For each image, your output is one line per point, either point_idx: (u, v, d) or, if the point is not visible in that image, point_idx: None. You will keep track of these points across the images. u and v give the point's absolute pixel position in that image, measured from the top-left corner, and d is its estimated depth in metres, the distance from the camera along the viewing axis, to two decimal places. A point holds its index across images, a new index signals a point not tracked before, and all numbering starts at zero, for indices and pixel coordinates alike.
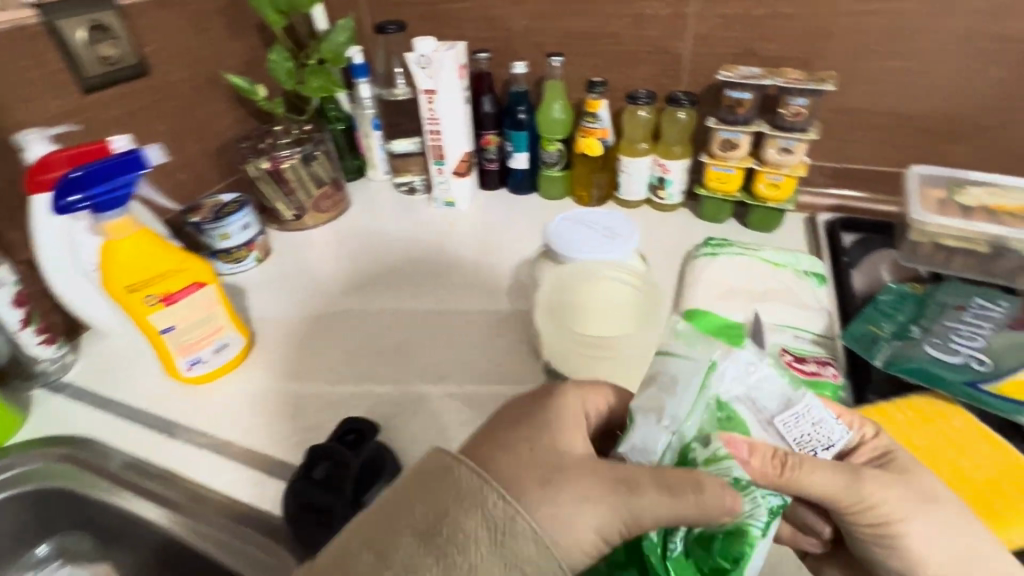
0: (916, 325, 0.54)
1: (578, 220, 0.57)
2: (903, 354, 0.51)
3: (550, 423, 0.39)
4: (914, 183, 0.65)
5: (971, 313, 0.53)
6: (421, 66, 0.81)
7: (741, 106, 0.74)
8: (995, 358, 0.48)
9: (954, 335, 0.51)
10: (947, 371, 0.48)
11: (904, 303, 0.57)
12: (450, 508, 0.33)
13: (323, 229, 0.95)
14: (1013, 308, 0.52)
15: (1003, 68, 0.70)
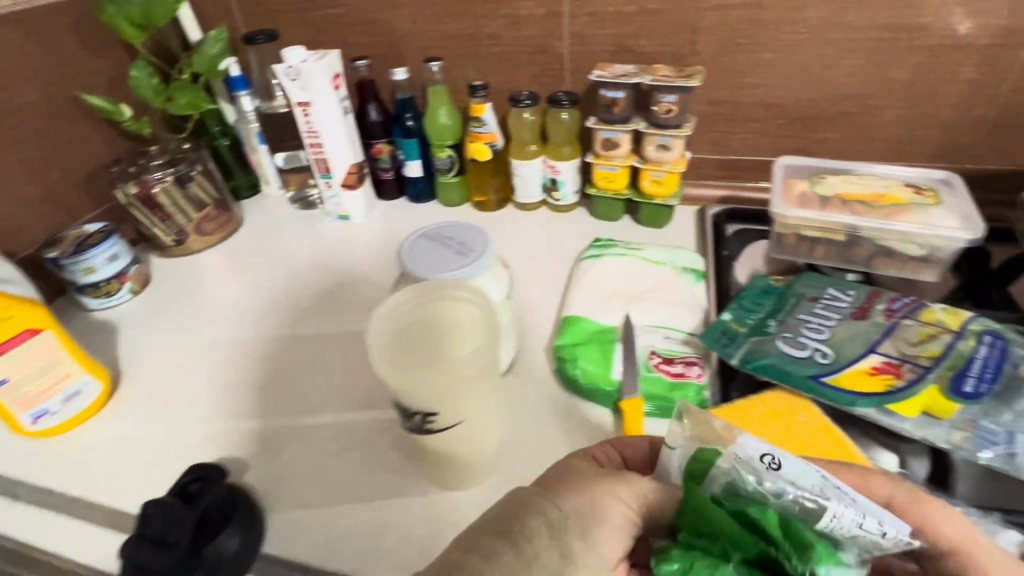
0: (772, 319, 0.54)
1: (434, 236, 0.56)
2: (757, 351, 0.51)
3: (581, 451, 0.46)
4: (779, 175, 0.66)
5: (820, 304, 0.54)
6: (291, 78, 0.78)
7: (616, 105, 0.74)
8: (837, 350, 0.49)
9: (803, 328, 0.52)
10: (793, 365, 0.49)
11: (764, 298, 0.57)
12: (519, 515, 0.38)
13: (211, 252, 0.90)
14: (858, 297, 0.54)
15: (858, 56, 0.71)
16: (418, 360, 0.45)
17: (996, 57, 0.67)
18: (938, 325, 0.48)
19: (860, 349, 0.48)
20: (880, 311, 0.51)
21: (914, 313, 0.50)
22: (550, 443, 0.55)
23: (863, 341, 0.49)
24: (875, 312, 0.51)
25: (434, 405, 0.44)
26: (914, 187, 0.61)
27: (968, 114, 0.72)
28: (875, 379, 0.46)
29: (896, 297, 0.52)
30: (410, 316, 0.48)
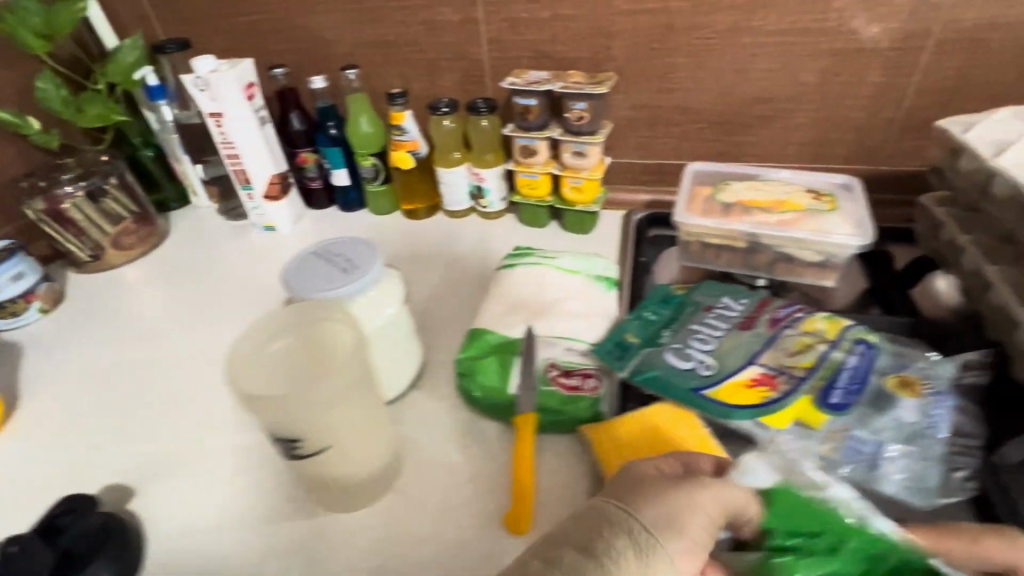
0: (666, 329, 0.55)
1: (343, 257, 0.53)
2: (647, 363, 0.52)
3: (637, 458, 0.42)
4: (686, 182, 0.66)
5: (712, 313, 0.55)
6: (201, 88, 0.77)
7: (530, 112, 0.73)
8: (719, 362, 0.50)
9: (692, 339, 0.53)
10: (677, 377, 0.50)
11: (662, 306, 0.57)
12: (596, 534, 0.35)
13: (133, 266, 0.88)
14: (748, 306, 0.55)
15: (768, 60, 0.71)
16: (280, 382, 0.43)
17: (899, 60, 0.68)
18: (816, 336, 0.51)
19: (741, 360, 0.50)
20: (764, 321, 0.53)
21: (795, 323, 0.52)
22: (446, 460, 0.54)
23: (746, 353, 0.50)
24: (760, 322, 0.53)
25: (303, 428, 0.43)
26: (814, 193, 0.61)
27: (877, 117, 0.73)
28: (752, 390, 0.48)
29: (781, 306, 0.54)
30: (279, 336, 0.46)
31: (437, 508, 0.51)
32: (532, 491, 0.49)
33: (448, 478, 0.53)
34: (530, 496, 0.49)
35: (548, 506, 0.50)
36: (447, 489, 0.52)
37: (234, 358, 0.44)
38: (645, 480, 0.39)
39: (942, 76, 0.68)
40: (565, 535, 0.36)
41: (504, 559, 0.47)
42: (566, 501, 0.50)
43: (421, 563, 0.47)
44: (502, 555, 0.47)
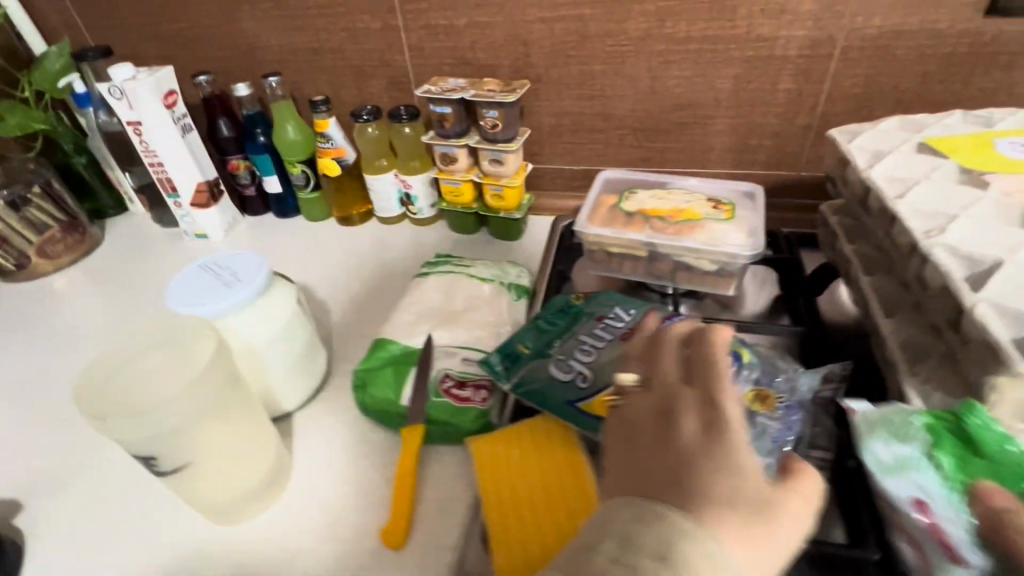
0: (555, 338, 0.55)
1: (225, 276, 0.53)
2: (531, 375, 0.52)
3: (717, 424, 0.36)
4: (594, 191, 0.66)
5: (600, 323, 0.55)
6: (118, 97, 0.76)
7: (446, 120, 0.73)
8: (597, 374, 0.51)
9: (576, 350, 0.53)
10: (556, 390, 0.50)
11: (557, 315, 0.58)
12: (672, 537, 0.31)
13: (62, 275, 0.88)
14: (636, 315, 0.55)
15: (682, 67, 0.72)
16: (127, 403, 0.42)
17: (809, 67, 0.68)
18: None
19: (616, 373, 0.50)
20: (646, 332, 0.53)
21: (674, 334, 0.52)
22: (337, 472, 0.54)
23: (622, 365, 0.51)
24: (642, 332, 0.53)
25: (154, 447, 0.42)
26: (714, 202, 0.61)
27: (793, 123, 0.73)
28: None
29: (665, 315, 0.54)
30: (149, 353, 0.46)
31: (318, 522, 0.51)
32: (408, 501, 0.50)
33: (335, 491, 0.53)
34: (406, 508, 0.49)
35: (428, 519, 0.49)
36: (331, 503, 0.52)
37: (82, 386, 0.43)
38: (719, 466, 0.34)
39: (851, 83, 0.68)
40: (633, 538, 0.31)
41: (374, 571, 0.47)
42: (446, 515, 0.50)
43: None
44: (374, 568, 0.47)
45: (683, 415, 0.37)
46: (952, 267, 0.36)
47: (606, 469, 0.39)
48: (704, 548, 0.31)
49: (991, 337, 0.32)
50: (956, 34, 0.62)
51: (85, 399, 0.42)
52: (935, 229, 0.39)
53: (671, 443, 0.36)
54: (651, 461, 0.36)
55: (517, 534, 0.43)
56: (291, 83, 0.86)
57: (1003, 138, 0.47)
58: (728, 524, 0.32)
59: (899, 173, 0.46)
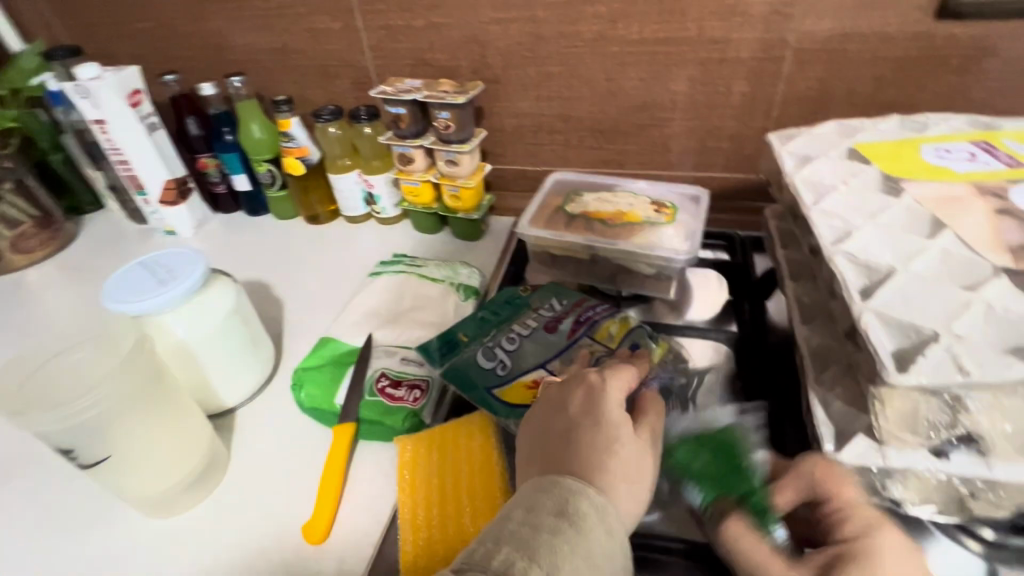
0: (489, 326, 0.56)
1: (167, 271, 0.53)
2: (457, 359, 0.52)
3: (598, 399, 0.41)
4: (541, 193, 0.66)
5: (531, 314, 0.56)
6: (82, 96, 0.77)
7: (401, 120, 0.74)
8: (517, 364, 0.51)
9: (502, 338, 0.54)
10: (478, 375, 0.50)
11: (498, 304, 0.58)
12: (564, 500, 0.35)
13: (35, 269, 0.89)
14: (566, 307, 0.56)
15: (637, 69, 0.71)
16: (46, 401, 0.44)
17: (762, 69, 0.67)
18: (610, 338, 0.53)
19: (533, 363, 0.51)
20: (568, 325, 0.54)
21: (593, 328, 0.54)
22: (269, 469, 0.55)
23: (539, 355, 0.52)
24: (565, 324, 0.54)
25: (68, 439, 0.43)
26: (656, 205, 0.61)
27: (749, 126, 0.72)
28: (530, 392, 0.49)
29: (593, 307, 0.56)
30: (74, 349, 0.48)
31: (245, 516, 0.51)
32: (334, 498, 0.50)
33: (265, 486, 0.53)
34: (332, 504, 0.50)
35: (352, 516, 0.50)
36: (259, 499, 0.52)
37: (2, 387, 0.45)
38: (594, 427, 0.39)
39: (805, 86, 0.67)
40: (537, 503, 0.35)
41: (293, 566, 0.47)
42: (370, 513, 0.50)
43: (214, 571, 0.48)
44: (293, 563, 0.47)
45: (574, 386, 0.42)
46: (849, 275, 0.36)
47: (523, 447, 0.41)
48: (592, 502, 0.35)
49: (871, 345, 0.32)
50: (907, 37, 0.62)
51: (3, 397, 0.44)
52: (842, 236, 0.39)
53: (564, 414, 0.41)
54: (547, 430, 0.40)
55: (424, 532, 0.44)
56: (257, 82, 0.87)
57: (930, 144, 0.48)
58: (609, 476, 0.37)
59: (821, 179, 0.45)
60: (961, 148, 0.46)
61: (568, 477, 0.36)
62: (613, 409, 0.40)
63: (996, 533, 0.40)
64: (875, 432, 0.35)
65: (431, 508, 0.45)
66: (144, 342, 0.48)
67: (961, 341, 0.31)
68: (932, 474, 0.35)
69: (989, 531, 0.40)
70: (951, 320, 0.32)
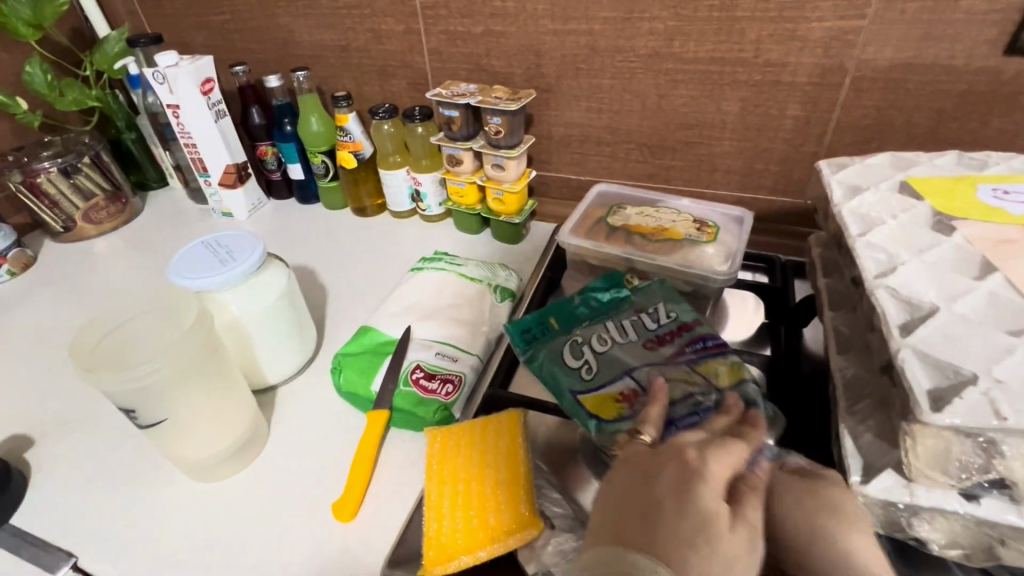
0: (583, 317, 0.57)
1: (229, 254, 0.56)
2: (546, 346, 0.55)
3: (693, 477, 0.36)
4: (584, 202, 0.67)
5: (633, 318, 0.56)
6: (161, 82, 0.83)
7: (453, 123, 0.76)
8: (604, 370, 0.52)
9: (594, 337, 0.54)
10: (563, 373, 0.52)
11: (601, 294, 0.58)
12: None
13: (102, 240, 0.95)
14: (672, 322, 0.55)
15: (689, 87, 0.72)
16: (110, 364, 0.47)
17: (817, 95, 0.67)
18: (715, 377, 0.49)
19: (619, 373, 0.51)
20: (670, 347, 0.53)
21: (699, 361, 0.51)
22: (305, 447, 0.58)
23: (626, 365, 0.51)
24: (666, 342, 0.53)
25: (129, 401, 0.46)
26: (697, 223, 0.62)
27: (800, 151, 0.72)
28: (615, 404, 0.49)
29: (700, 335, 0.53)
30: (143, 317, 0.52)
31: (279, 488, 0.54)
32: (365, 478, 0.53)
33: (300, 461, 0.57)
34: (362, 484, 0.52)
35: (379, 498, 0.53)
36: (293, 473, 0.56)
37: (75, 345, 0.48)
38: (678, 513, 0.35)
39: (860, 114, 0.67)
40: None
41: (322, 540, 0.50)
42: (396, 496, 0.53)
43: (248, 537, 0.51)
44: (321, 537, 0.50)
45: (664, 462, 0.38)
46: (890, 310, 0.36)
47: (599, 514, 0.38)
48: None
49: (907, 383, 0.32)
50: (971, 71, 0.61)
51: (76, 354, 0.47)
52: (886, 270, 0.39)
53: (654, 495, 0.36)
54: (624, 503, 0.37)
55: (451, 520, 0.45)
56: (320, 77, 0.91)
57: (986, 183, 0.47)
58: (693, 566, 0.33)
59: (870, 211, 0.45)
60: (1019, 190, 0.46)
61: (639, 554, 0.33)
62: (705, 498, 0.35)
63: None
64: (904, 468, 0.35)
65: (456, 505, 0.46)
66: (204, 315, 0.51)
67: (1001, 386, 0.31)
68: (961, 516, 0.35)
69: None
70: (993, 364, 0.32)
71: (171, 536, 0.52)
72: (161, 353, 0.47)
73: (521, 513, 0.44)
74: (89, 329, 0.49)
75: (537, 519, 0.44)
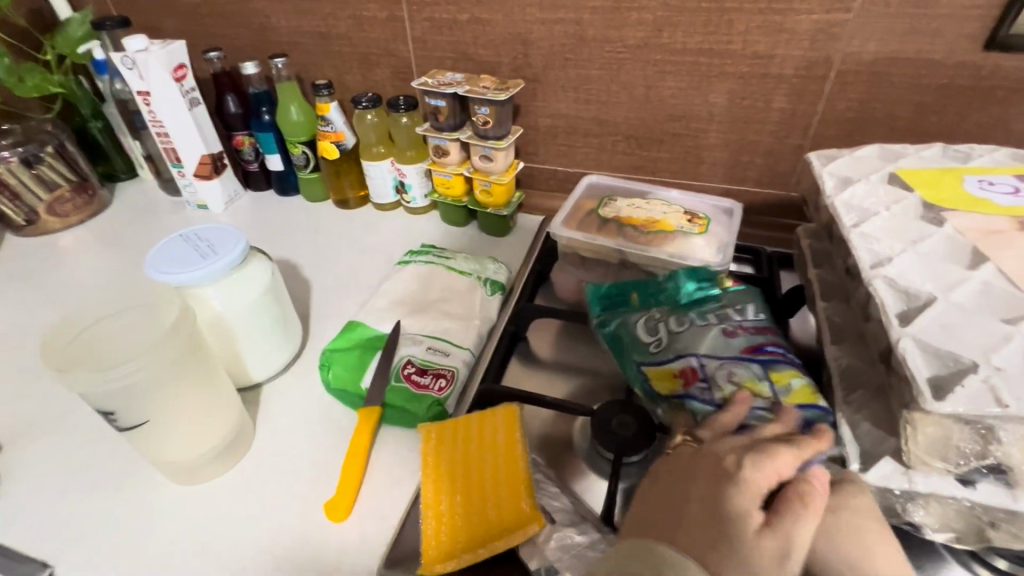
0: (666, 299, 0.56)
1: (210, 248, 0.53)
2: (624, 312, 0.56)
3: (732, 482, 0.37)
4: (574, 194, 0.66)
5: (719, 311, 0.53)
6: (130, 67, 0.79)
7: (440, 113, 0.74)
8: (675, 346, 0.51)
9: (674, 317, 0.54)
10: (632, 342, 0.54)
11: (695, 280, 0.55)
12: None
13: (68, 234, 0.91)
14: (756, 323, 0.53)
15: (677, 78, 0.72)
16: (88, 363, 0.45)
17: (803, 87, 0.68)
18: (787, 390, 0.47)
19: (690, 350, 0.51)
20: (748, 341, 0.50)
21: (775, 366, 0.48)
22: (293, 447, 0.56)
23: (698, 348, 0.51)
24: (745, 341, 0.51)
25: (111, 404, 0.44)
26: (689, 215, 0.62)
27: (785, 143, 0.73)
28: (674, 381, 0.50)
29: (781, 345, 0.51)
30: (120, 313, 0.49)
31: (268, 490, 0.53)
32: (358, 477, 0.52)
33: (290, 460, 0.55)
34: (355, 484, 0.51)
35: (372, 498, 0.51)
36: (282, 474, 0.54)
37: (48, 347, 0.45)
38: (705, 513, 0.36)
39: (844, 107, 0.68)
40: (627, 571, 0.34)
41: (315, 543, 0.48)
42: (391, 495, 0.51)
43: (239, 540, 0.49)
44: (315, 540, 0.49)
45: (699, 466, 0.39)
46: (888, 300, 0.37)
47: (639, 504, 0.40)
48: None
49: (908, 372, 0.33)
50: (953, 65, 0.62)
51: (50, 357, 0.44)
52: (881, 261, 0.39)
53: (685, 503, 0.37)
54: (654, 506, 0.39)
55: (449, 517, 0.45)
56: (299, 64, 0.88)
57: (973, 174, 0.48)
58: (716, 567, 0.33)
59: (862, 203, 0.46)
60: (1004, 182, 0.47)
61: (663, 547, 0.34)
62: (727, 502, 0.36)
63: (1009, 564, 0.40)
64: (903, 456, 0.36)
65: (455, 500, 0.46)
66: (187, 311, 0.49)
67: (1001, 373, 0.32)
68: (958, 501, 0.36)
69: (1002, 560, 0.40)
70: (991, 352, 0.33)
71: (157, 541, 0.50)
72: (144, 351, 0.45)
73: (522, 509, 0.44)
74: (60, 330, 0.47)
75: (539, 514, 0.43)
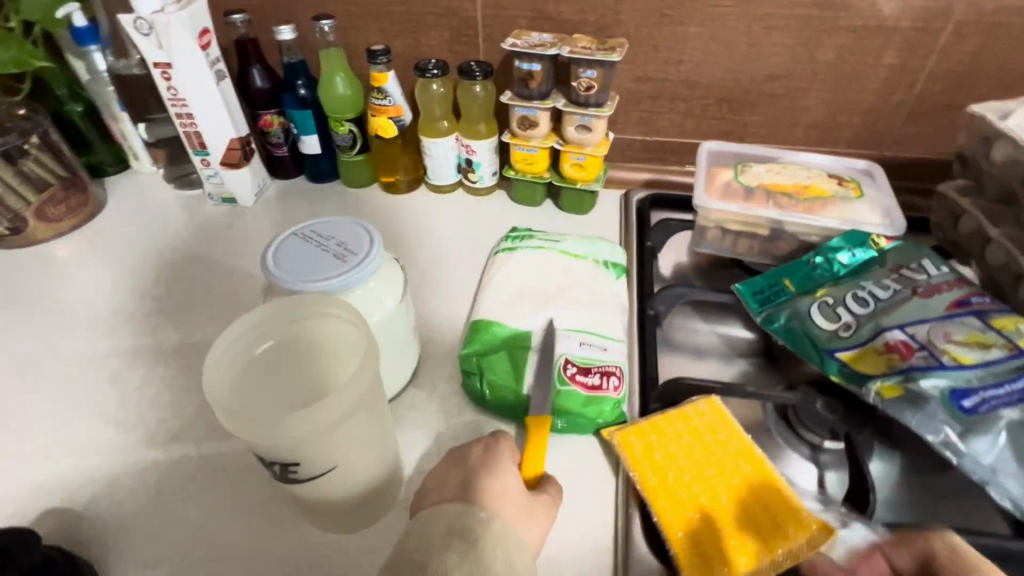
0: (828, 282, 0.54)
1: (342, 247, 0.45)
2: (788, 305, 0.52)
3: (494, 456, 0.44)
4: (702, 163, 0.62)
5: (895, 274, 0.52)
6: (145, 32, 0.65)
7: (532, 78, 0.67)
8: (869, 326, 0.49)
9: (850, 296, 0.51)
10: (815, 331, 0.50)
11: (844, 253, 0.55)
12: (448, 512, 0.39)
13: (61, 243, 0.76)
14: (944, 276, 0.51)
15: (784, 34, 0.67)
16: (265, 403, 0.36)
17: (917, 40, 0.65)
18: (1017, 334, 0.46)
19: (886, 324, 0.48)
20: (947, 298, 0.49)
21: (987, 314, 0.48)
22: None
23: (891, 320, 0.48)
24: (945, 296, 0.50)
25: (301, 452, 0.36)
26: (835, 179, 0.59)
27: (888, 100, 0.70)
28: (884, 356, 0.46)
29: (983, 293, 0.50)
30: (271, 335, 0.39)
31: None
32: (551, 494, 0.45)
33: None
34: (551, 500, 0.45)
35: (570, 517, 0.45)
36: None
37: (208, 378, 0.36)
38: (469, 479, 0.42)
39: (957, 60, 0.66)
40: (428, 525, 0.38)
41: None
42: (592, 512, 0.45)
43: None
44: None
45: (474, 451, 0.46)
46: None
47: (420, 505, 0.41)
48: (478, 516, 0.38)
49: None
50: None
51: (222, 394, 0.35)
52: None
53: (458, 469, 0.43)
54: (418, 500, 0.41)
55: (713, 535, 0.40)
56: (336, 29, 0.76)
57: None
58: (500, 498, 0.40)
59: None
60: None
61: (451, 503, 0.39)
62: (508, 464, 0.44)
63: None
64: None
65: (710, 510, 0.42)
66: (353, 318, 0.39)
67: None
68: None
69: None
70: None
71: None
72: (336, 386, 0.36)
73: (800, 519, 0.41)
74: (218, 349, 0.37)
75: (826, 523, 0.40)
